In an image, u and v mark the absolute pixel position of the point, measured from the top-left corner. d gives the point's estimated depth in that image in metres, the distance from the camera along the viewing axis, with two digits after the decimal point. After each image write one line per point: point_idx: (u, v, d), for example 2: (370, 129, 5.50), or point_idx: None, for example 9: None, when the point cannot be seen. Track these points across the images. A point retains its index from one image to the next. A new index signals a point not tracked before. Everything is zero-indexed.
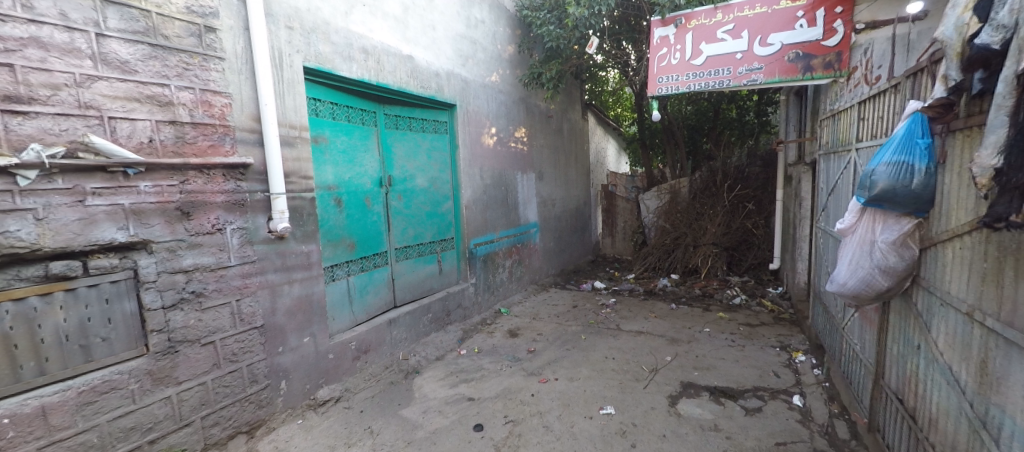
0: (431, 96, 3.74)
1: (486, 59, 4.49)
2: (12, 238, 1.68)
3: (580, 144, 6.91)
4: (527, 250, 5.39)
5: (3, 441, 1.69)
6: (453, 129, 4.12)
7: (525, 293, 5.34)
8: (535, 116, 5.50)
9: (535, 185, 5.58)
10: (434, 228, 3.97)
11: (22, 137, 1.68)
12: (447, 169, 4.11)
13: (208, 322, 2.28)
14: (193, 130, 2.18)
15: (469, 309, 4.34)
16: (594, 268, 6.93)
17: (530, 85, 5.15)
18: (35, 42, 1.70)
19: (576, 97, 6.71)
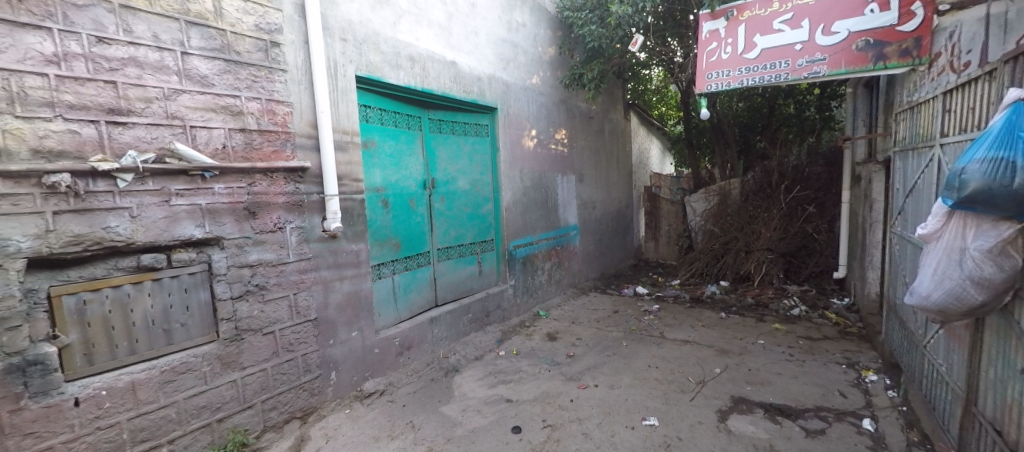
0: (473, 100, 3.82)
1: (527, 61, 4.51)
2: (112, 232, 1.92)
3: (622, 145, 6.74)
4: (567, 252, 5.34)
5: (101, 410, 1.92)
6: (494, 132, 4.17)
7: (565, 297, 5.28)
8: (576, 117, 5.45)
9: (576, 187, 5.51)
10: (474, 229, 4.04)
11: (121, 145, 1.92)
12: (488, 172, 4.17)
13: (269, 313, 2.47)
14: (259, 136, 2.39)
15: (508, 310, 4.37)
16: (636, 273, 6.71)
17: (571, 86, 5.11)
18: (133, 62, 1.94)
19: (618, 96, 6.57)
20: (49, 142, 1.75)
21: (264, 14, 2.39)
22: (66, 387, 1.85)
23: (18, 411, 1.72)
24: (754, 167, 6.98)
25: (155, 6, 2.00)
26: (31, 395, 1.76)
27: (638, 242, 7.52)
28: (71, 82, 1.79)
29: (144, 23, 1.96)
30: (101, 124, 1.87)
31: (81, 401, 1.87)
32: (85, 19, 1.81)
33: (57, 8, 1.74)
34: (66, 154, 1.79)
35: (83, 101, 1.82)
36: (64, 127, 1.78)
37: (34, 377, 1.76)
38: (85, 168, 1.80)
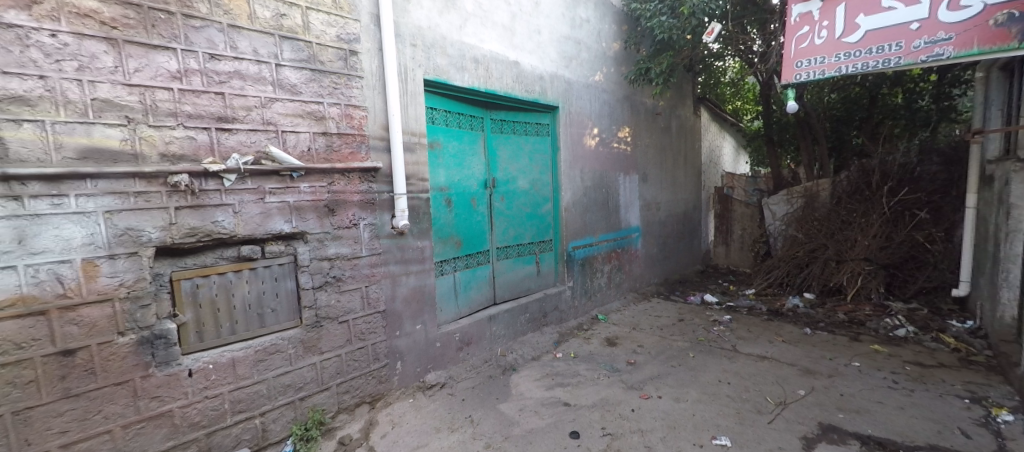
0: (535, 99, 3.82)
1: (590, 58, 4.41)
2: (219, 226, 2.19)
3: (691, 143, 6.35)
4: (628, 255, 5.15)
5: (209, 381, 2.19)
6: (555, 132, 4.13)
7: (626, 301, 5.09)
8: (641, 114, 5.23)
9: (639, 187, 5.29)
10: (533, 229, 4.04)
11: (226, 149, 2.18)
12: (548, 171, 4.14)
13: (345, 303, 2.66)
14: (339, 139, 2.58)
15: (566, 312, 4.32)
16: (703, 281, 6.29)
17: (636, 81, 4.90)
18: (237, 75, 2.19)
19: (688, 91, 6.19)
20: (173, 147, 2.04)
21: (344, 25, 2.58)
22: (182, 359, 2.13)
23: (147, 376, 2.02)
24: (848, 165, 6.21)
25: (256, 24, 2.24)
26: (157, 363, 2.05)
27: (707, 246, 7.05)
28: (190, 95, 2.07)
29: (246, 40, 2.21)
30: (212, 130, 2.14)
31: (194, 373, 2.15)
32: (201, 38, 2.08)
33: (181, 31, 2.02)
34: (185, 157, 2.07)
35: (199, 111, 2.10)
36: (184, 133, 2.06)
37: (159, 349, 2.05)
38: (200, 169, 2.08)
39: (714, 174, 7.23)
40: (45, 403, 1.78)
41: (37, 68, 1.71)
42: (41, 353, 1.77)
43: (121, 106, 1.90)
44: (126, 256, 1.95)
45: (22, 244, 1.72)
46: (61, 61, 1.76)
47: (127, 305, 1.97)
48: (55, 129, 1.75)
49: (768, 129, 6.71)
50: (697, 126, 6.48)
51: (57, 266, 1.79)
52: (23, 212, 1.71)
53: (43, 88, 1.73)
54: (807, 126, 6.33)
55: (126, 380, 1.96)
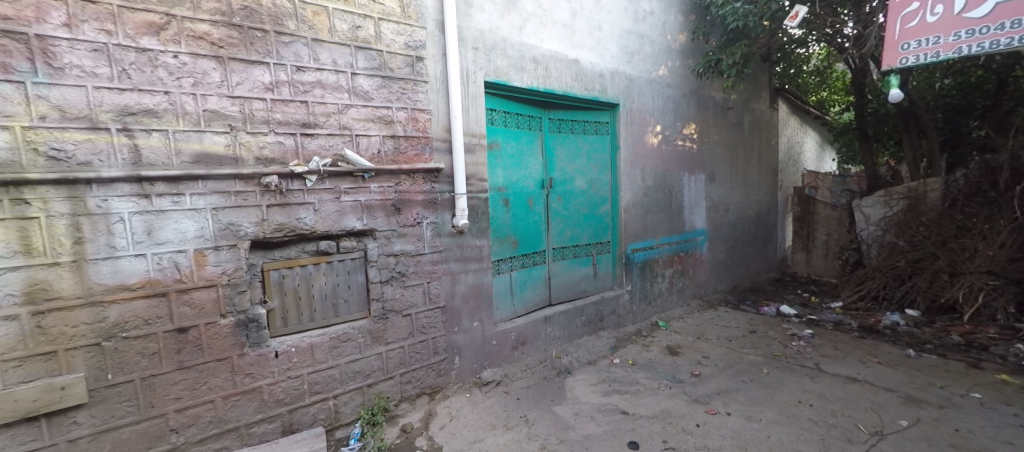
0: (594, 97, 3.72)
1: (653, 52, 4.22)
2: (301, 222, 2.40)
3: (767, 139, 5.83)
4: (692, 259, 4.85)
5: (291, 363, 2.40)
6: (614, 130, 4.01)
7: (689, 309, 4.80)
8: (709, 109, 4.90)
9: (706, 187, 4.96)
10: (590, 230, 3.96)
11: (308, 153, 2.38)
12: (607, 171, 4.03)
13: (408, 297, 2.79)
14: (405, 142, 2.72)
15: (624, 317, 4.16)
16: (779, 290, 5.75)
17: (705, 74, 4.59)
18: (319, 84, 2.40)
19: (765, 83, 5.69)
20: (266, 152, 2.27)
21: (412, 33, 2.71)
22: (270, 341, 2.36)
23: (242, 355, 2.26)
24: (966, 162, 5.34)
25: (335, 36, 2.43)
26: (250, 344, 2.29)
27: (784, 252, 6.44)
28: (280, 104, 2.29)
29: (327, 52, 2.41)
30: (297, 135, 2.35)
31: (279, 354, 2.37)
32: (289, 53, 2.30)
33: (273, 47, 2.25)
34: (275, 160, 2.29)
35: (287, 118, 2.31)
36: (274, 139, 2.28)
37: (252, 331, 2.29)
38: (287, 171, 2.30)
39: (794, 173, 6.57)
40: (164, 372, 2.06)
41: (162, 86, 2.00)
42: (163, 329, 2.05)
43: (226, 116, 2.15)
44: (228, 248, 2.20)
45: (150, 236, 2.01)
46: (181, 79, 2.04)
47: (227, 290, 2.22)
48: (174, 137, 2.03)
49: (862, 122, 5.95)
50: (775, 121, 5.93)
51: (175, 255, 2.07)
52: (151, 208, 2.00)
53: (167, 102, 2.01)
54: (912, 117, 5.52)
55: (226, 357, 2.22)
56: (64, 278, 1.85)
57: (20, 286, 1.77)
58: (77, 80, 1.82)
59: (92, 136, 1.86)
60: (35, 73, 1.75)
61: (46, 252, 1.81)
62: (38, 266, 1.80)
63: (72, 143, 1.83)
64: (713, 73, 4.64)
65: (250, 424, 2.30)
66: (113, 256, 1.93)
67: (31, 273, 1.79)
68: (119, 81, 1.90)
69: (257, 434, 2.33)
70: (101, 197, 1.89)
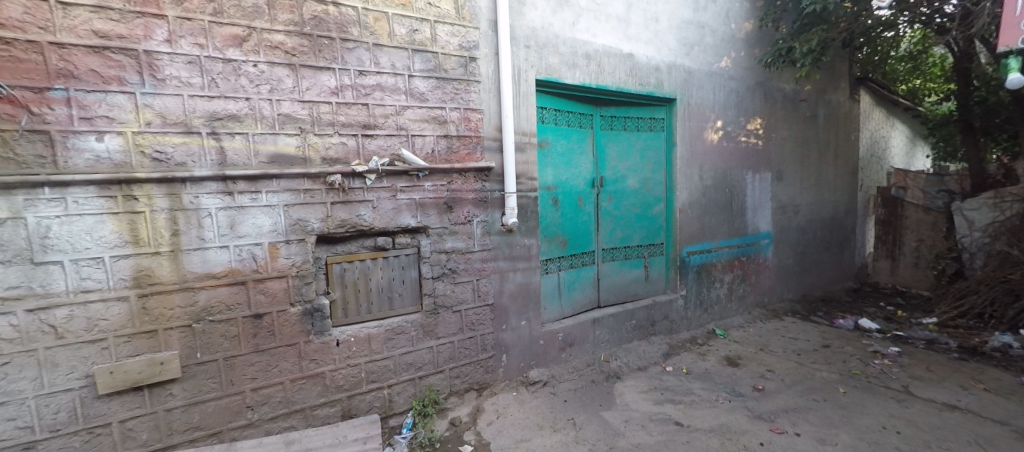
0: (649, 92, 3.58)
1: (715, 43, 3.97)
2: (361, 219, 2.52)
3: (847, 134, 5.29)
4: (755, 264, 4.53)
5: (350, 352, 2.53)
6: (670, 126, 3.82)
7: (751, 318, 4.48)
8: (778, 102, 4.54)
9: (773, 186, 4.60)
10: (642, 231, 3.82)
11: (368, 153, 2.50)
12: (661, 170, 3.85)
13: (458, 294, 2.85)
14: (457, 141, 2.77)
15: (678, 323, 3.97)
16: (856, 301, 5.20)
17: (774, 64, 4.25)
18: (379, 87, 2.51)
19: (844, 72, 5.17)
20: (331, 152, 2.40)
21: (466, 34, 2.75)
22: (332, 330, 2.50)
23: (308, 342, 2.42)
24: None
25: (394, 40, 2.53)
26: (315, 332, 2.44)
27: (863, 259, 5.83)
28: (343, 107, 2.42)
29: (386, 56, 2.51)
30: (358, 136, 2.47)
31: (341, 343, 2.50)
32: (353, 58, 2.42)
33: (338, 53, 2.38)
34: (339, 160, 2.43)
35: (350, 120, 2.44)
36: (338, 140, 2.42)
37: (317, 320, 2.44)
38: (350, 170, 2.42)
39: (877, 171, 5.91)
40: (242, 353, 2.26)
41: (244, 93, 2.18)
42: (241, 314, 2.25)
43: (296, 119, 2.31)
44: (297, 242, 2.36)
45: (232, 230, 2.20)
46: (260, 86, 2.22)
47: (296, 281, 2.38)
48: (253, 139, 2.21)
49: (967, 113, 5.16)
50: (855, 114, 5.37)
51: (252, 248, 2.26)
52: (234, 204, 2.19)
53: (247, 108, 2.19)
54: None
55: (294, 343, 2.38)
56: (164, 265, 2.07)
57: (130, 272, 2.00)
58: (175, 89, 2.03)
59: (187, 139, 2.07)
60: (143, 85, 1.97)
61: (150, 242, 2.03)
62: (144, 255, 2.02)
63: (171, 146, 2.04)
64: (784, 63, 4.28)
65: (314, 407, 2.46)
66: (202, 247, 2.14)
67: (138, 260, 2.01)
68: (209, 90, 2.10)
69: (319, 417, 2.48)
70: (193, 195, 2.10)
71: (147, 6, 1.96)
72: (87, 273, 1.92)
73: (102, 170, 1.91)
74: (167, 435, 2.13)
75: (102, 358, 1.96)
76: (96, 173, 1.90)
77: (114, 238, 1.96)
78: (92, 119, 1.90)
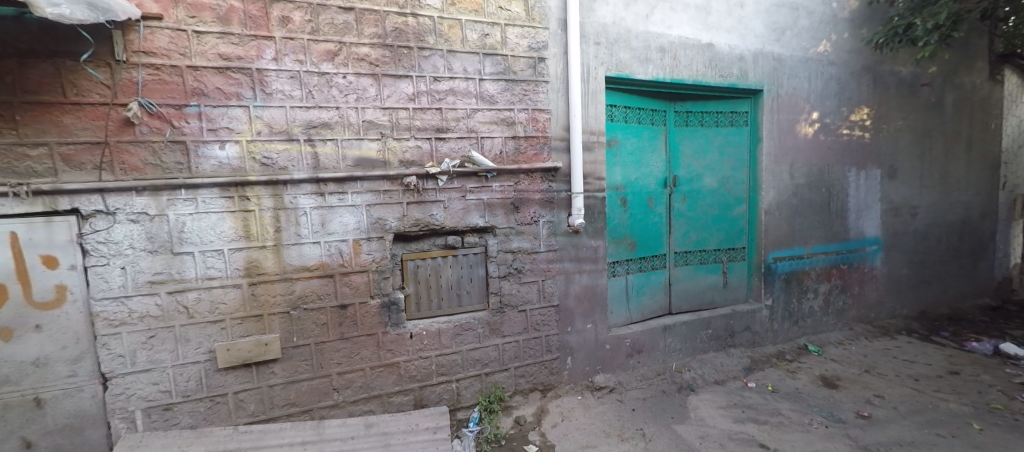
0: (732, 83, 3.31)
1: (812, 25, 3.55)
2: (433, 218, 2.63)
3: (985, 122, 4.45)
4: (859, 273, 3.99)
5: (422, 345, 2.66)
6: (755, 120, 3.48)
7: (853, 334, 3.95)
8: (892, 88, 3.95)
9: (884, 185, 4.01)
10: (720, 235, 3.54)
11: (440, 155, 2.61)
12: (744, 168, 3.53)
13: (524, 293, 2.86)
14: (525, 142, 2.79)
15: (763, 335, 3.62)
16: (996, 322, 4.35)
17: (887, 45, 3.71)
18: (451, 92, 2.61)
19: (983, 48, 4.35)
20: (408, 155, 2.55)
21: (535, 35, 2.76)
22: (405, 323, 2.65)
23: (386, 332, 2.59)
24: None
25: (467, 46, 2.61)
26: (391, 324, 2.61)
27: (1005, 272, 4.87)
28: (419, 113, 2.55)
29: (459, 61, 2.60)
30: (432, 140, 2.59)
31: (414, 335, 2.64)
32: (428, 65, 2.54)
33: (415, 62, 2.51)
34: (414, 163, 2.57)
35: (424, 124, 2.57)
36: (414, 143, 2.55)
37: (392, 313, 2.60)
38: (424, 172, 2.55)
39: None
40: (330, 340, 2.48)
41: (335, 102, 2.39)
42: (329, 304, 2.47)
43: (377, 125, 2.48)
44: (377, 239, 2.53)
45: (323, 227, 2.42)
46: (348, 95, 2.41)
47: (375, 276, 2.55)
48: (341, 144, 2.41)
49: None
50: (997, 99, 4.50)
51: (339, 244, 2.47)
52: (324, 204, 2.41)
53: (337, 116, 2.40)
54: None
55: (373, 333, 2.56)
56: (269, 258, 2.33)
57: (242, 263, 2.29)
58: (280, 102, 2.29)
59: (288, 146, 2.32)
60: (255, 99, 2.25)
61: (259, 237, 2.31)
62: (254, 248, 2.31)
63: (276, 152, 2.31)
64: (900, 43, 3.71)
65: (390, 394, 2.62)
66: (299, 243, 2.38)
67: (249, 253, 2.30)
68: (306, 101, 2.34)
69: (394, 403, 2.64)
70: (292, 196, 2.34)
71: (259, 30, 2.22)
72: (212, 263, 2.23)
73: (223, 174, 2.22)
74: (270, 408, 2.40)
75: (221, 337, 2.27)
76: (220, 176, 2.21)
77: (231, 233, 2.25)
78: (217, 130, 2.20)
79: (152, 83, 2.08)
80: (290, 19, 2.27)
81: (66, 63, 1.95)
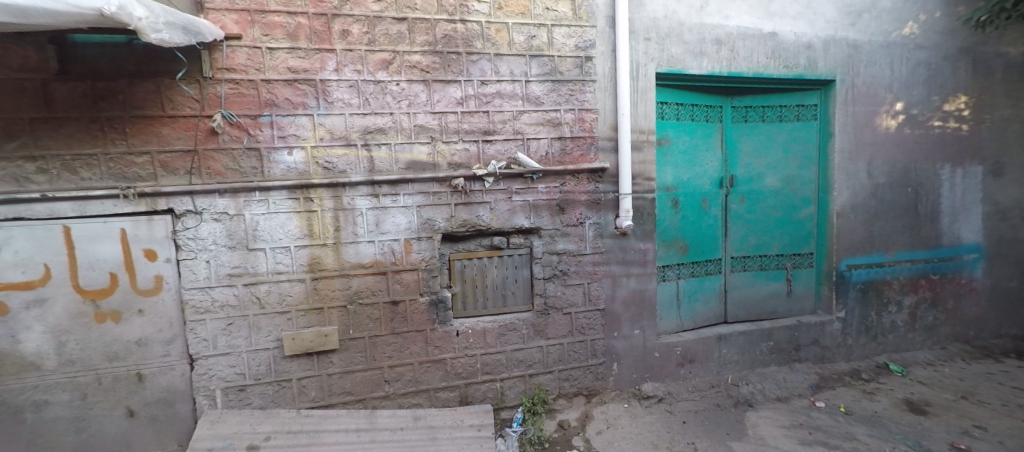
0: (799, 75, 3.04)
1: (898, 5, 3.18)
2: (480, 219, 2.68)
3: None
4: (956, 285, 3.50)
5: (468, 343, 2.72)
6: (826, 114, 3.17)
7: (949, 354, 3.47)
8: (1001, 72, 3.42)
9: (990, 184, 3.48)
10: (785, 238, 3.27)
11: (487, 157, 2.66)
12: (812, 165, 3.23)
13: (569, 296, 2.83)
14: (571, 142, 2.75)
15: (836, 350, 3.28)
16: None
17: (993, 23, 3.22)
18: (498, 95, 2.64)
19: None
20: (456, 158, 2.62)
21: (583, 34, 2.72)
22: (452, 321, 2.72)
23: (433, 329, 2.67)
24: None
25: (514, 49, 2.64)
26: (438, 321, 2.69)
27: None
28: (467, 116, 2.62)
29: (506, 64, 2.63)
30: (479, 142, 2.64)
31: (460, 333, 2.70)
32: (476, 69, 2.60)
33: (464, 66, 2.58)
34: (461, 165, 2.63)
35: (472, 127, 2.63)
36: (462, 146, 2.62)
37: (440, 310, 2.68)
38: (471, 174, 2.60)
39: None
40: (382, 334, 2.61)
41: (389, 109, 2.52)
42: (381, 300, 2.60)
43: (428, 129, 2.57)
44: (426, 238, 2.63)
45: (377, 227, 2.56)
46: (401, 101, 2.53)
47: (424, 274, 2.65)
48: (394, 148, 2.53)
49: None
50: None
51: (392, 243, 2.59)
52: (379, 205, 2.54)
53: (391, 121, 2.52)
54: None
55: (421, 329, 2.66)
56: (329, 255, 2.51)
57: (306, 260, 2.48)
58: (340, 110, 2.45)
59: (347, 151, 2.48)
60: (318, 107, 2.43)
61: (320, 235, 2.48)
62: (316, 246, 2.49)
63: (336, 157, 2.47)
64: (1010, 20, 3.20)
65: (437, 389, 2.70)
66: (355, 241, 2.53)
67: (312, 250, 2.48)
68: (363, 108, 2.48)
69: (440, 399, 2.72)
70: (350, 197, 2.50)
71: (323, 44, 2.40)
72: (280, 259, 2.44)
73: (291, 177, 2.42)
74: (328, 395, 2.57)
75: (287, 327, 2.47)
76: (288, 179, 2.41)
77: (297, 231, 2.45)
78: (286, 137, 2.40)
79: (233, 96, 2.32)
80: (349, 32, 2.43)
81: (164, 81, 2.23)
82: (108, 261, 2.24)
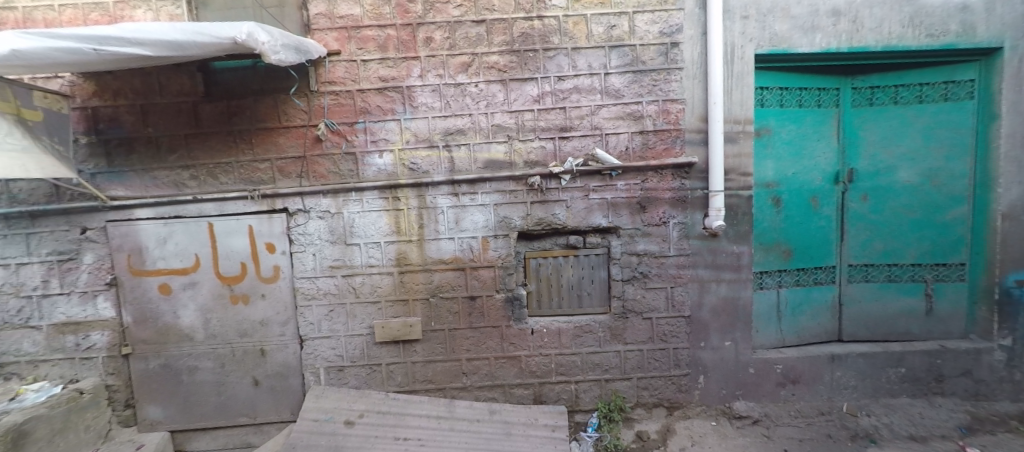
0: (949, 44, 2.47)
1: None
2: (555, 218, 2.64)
3: None
4: None
5: (543, 342, 2.71)
6: (988, 90, 2.54)
7: None
8: None
9: None
10: (924, 244, 2.70)
11: (563, 155, 2.60)
12: (967, 156, 2.61)
13: (649, 300, 2.66)
14: (654, 136, 2.57)
15: (999, 384, 2.63)
16: None
17: None
18: (575, 90, 2.56)
19: None
20: (532, 156, 2.61)
21: (668, 18, 2.51)
22: (527, 319, 2.72)
23: (509, 326, 2.71)
24: None
25: (592, 41, 2.53)
26: (514, 318, 2.72)
27: None
28: (543, 113, 2.58)
29: (584, 57, 2.54)
30: (556, 139, 2.59)
31: (534, 332, 2.70)
32: (554, 65, 2.55)
33: (541, 63, 2.55)
34: (537, 163, 2.61)
35: (548, 124, 2.58)
36: (538, 144, 2.59)
37: (516, 308, 2.71)
38: (547, 172, 2.57)
39: None
40: (461, 328, 2.71)
41: (468, 110, 2.59)
42: (460, 296, 2.70)
43: (504, 128, 2.59)
44: (502, 236, 2.66)
45: (457, 225, 2.65)
46: (479, 102, 2.58)
47: (501, 272, 2.69)
48: (472, 149, 2.60)
49: None
50: None
51: (471, 240, 2.67)
52: (458, 204, 2.64)
53: (470, 122, 2.59)
54: None
55: (498, 326, 2.71)
56: (413, 251, 2.67)
57: (394, 255, 2.67)
58: (423, 114, 2.58)
59: (430, 152, 2.61)
60: (404, 113, 2.58)
61: (406, 232, 2.65)
62: (402, 242, 2.66)
63: (420, 158, 2.61)
64: None
65: (512, 385, 2.74)
66: (437, 238, 2.66)
67: (399, 246, 2.66)
68: (444, 110, 2.58)
69: (516, 395, 2.75)
70: (432, 196, 2.63)
71: (408, 52, 2.54)
72: (372, 254, 2.66)
73: (381, 179, 2.62)
74: (412, 382, 2.75)
75: (378, 316, 2.70)
76: (378, 181, 2.61)
77: (387, 228, 2.65)
78: (378, 141, 2.60)
79: (333, 106, 2.57)
80: (432, 39, 2.54)
81: (280, 96, 2.55)
82: (239, 253, 2.65)
